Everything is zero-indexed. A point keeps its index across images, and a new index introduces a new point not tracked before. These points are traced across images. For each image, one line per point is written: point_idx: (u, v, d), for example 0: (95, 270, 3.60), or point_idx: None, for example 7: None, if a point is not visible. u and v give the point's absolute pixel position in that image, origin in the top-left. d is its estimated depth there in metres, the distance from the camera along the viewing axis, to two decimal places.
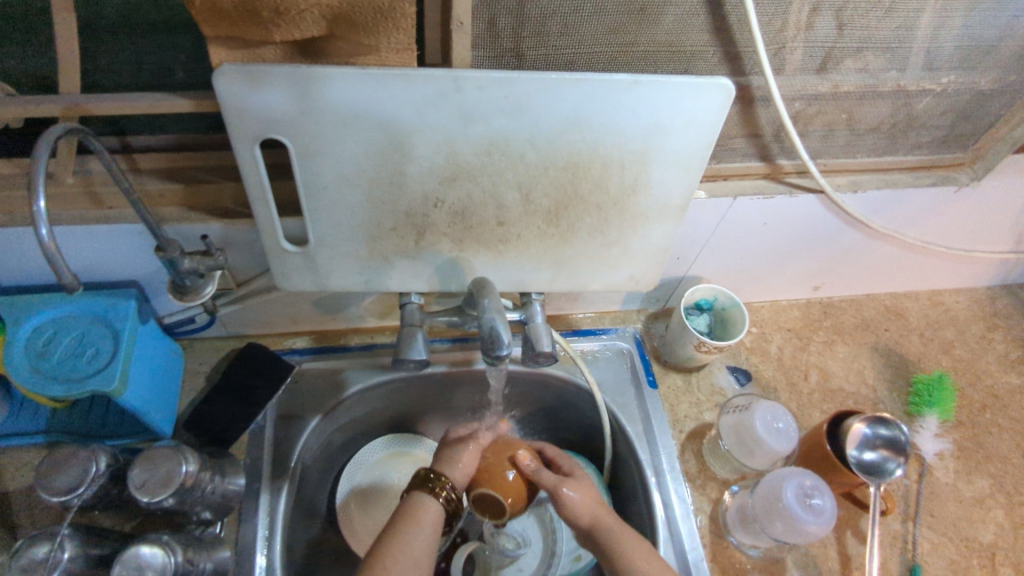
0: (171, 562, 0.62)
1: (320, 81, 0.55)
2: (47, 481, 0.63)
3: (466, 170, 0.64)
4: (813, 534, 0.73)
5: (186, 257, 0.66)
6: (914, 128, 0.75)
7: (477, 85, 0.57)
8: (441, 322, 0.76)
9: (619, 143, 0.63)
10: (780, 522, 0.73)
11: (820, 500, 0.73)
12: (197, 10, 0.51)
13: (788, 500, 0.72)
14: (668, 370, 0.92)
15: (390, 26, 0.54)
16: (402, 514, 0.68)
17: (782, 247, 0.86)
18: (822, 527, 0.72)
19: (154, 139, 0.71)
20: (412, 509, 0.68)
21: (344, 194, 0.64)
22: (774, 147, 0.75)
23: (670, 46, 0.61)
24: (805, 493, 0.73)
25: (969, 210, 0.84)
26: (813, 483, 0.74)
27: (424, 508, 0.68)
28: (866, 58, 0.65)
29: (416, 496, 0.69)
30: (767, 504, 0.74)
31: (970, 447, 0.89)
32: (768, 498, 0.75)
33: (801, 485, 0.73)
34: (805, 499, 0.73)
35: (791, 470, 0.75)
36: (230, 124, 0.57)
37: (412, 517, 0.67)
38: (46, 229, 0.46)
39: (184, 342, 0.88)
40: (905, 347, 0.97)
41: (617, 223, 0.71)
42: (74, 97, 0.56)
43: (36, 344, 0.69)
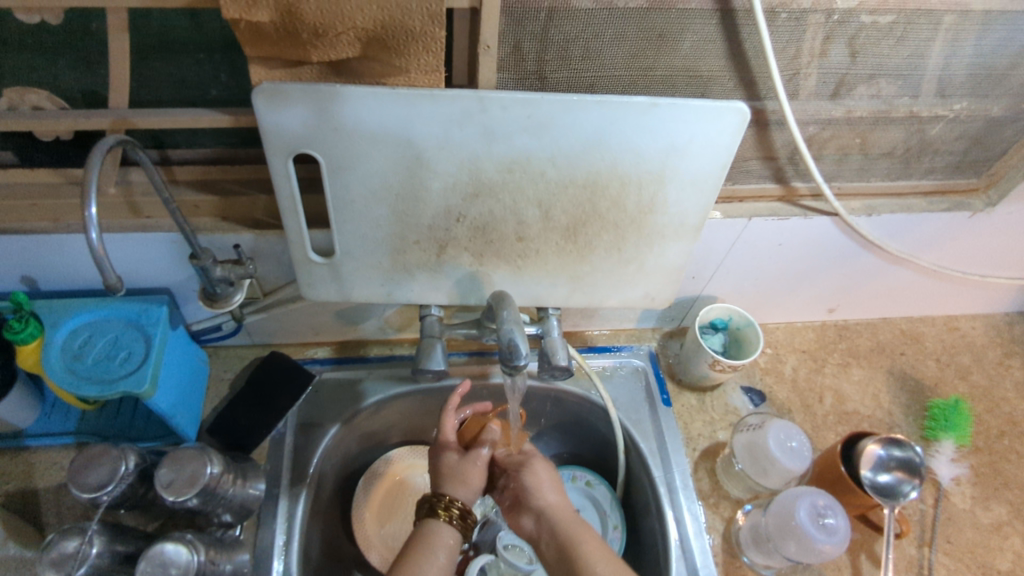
0: (194, 560, 0.64)
1: (352, 101, 0.58)
2: (79, 477, 0.65)
3: (489, 186, 0.66)
4: (827, 554, 0.73)
5: (218, 266, 0.69)
6: (927, 154, 0.76)
7: (501, 105, 0.60)
8: (460, 334, 0.78)
9: (637, 163, 0.65)
10: (794, 542, 0.73)
11: (834, 519, 0.73)
12: (241, 32, 0.55)
13: (802, 519, 0.73)
14: (683, 389, 0.93)
15: (420, 49, 0.56)
16: (416, 542, 0.72)
17: (797, 269, 0.87)
18: (835, 546, 0.72)
19: (191, 152, 0.74)
20: (430, 537, 0.72)
21: (370, 209, 0.67)
22: (788, 170, 0.77)
23: (687, 70, 0.64)
24: (818, 513, 0.73)
25: (985, 235, 0.85)
26: (826, 502, 0.74)
27: (440, 533, 0.73)
28: (878, 85, 0.66)
29: (428, 523, 0.74)
30: (780, 522, 0.74)
31: (988, 473, 0.89)
32: (780, 517, 0.75)
33: (814, 504, 0.74)
34: (817, 518, 0.73)
35: (804, 490, 0.75)
36: (267, 138, 0.60)
37: (426, 541, 0.72)
38: (96, 234, 0.49)
39: (209, 350, 0.91)
40: (921, 371, 0.97)
41: (634, 241, 0.72)
42: (122, 111, 0.60)
43: (72, 345, 0.72)
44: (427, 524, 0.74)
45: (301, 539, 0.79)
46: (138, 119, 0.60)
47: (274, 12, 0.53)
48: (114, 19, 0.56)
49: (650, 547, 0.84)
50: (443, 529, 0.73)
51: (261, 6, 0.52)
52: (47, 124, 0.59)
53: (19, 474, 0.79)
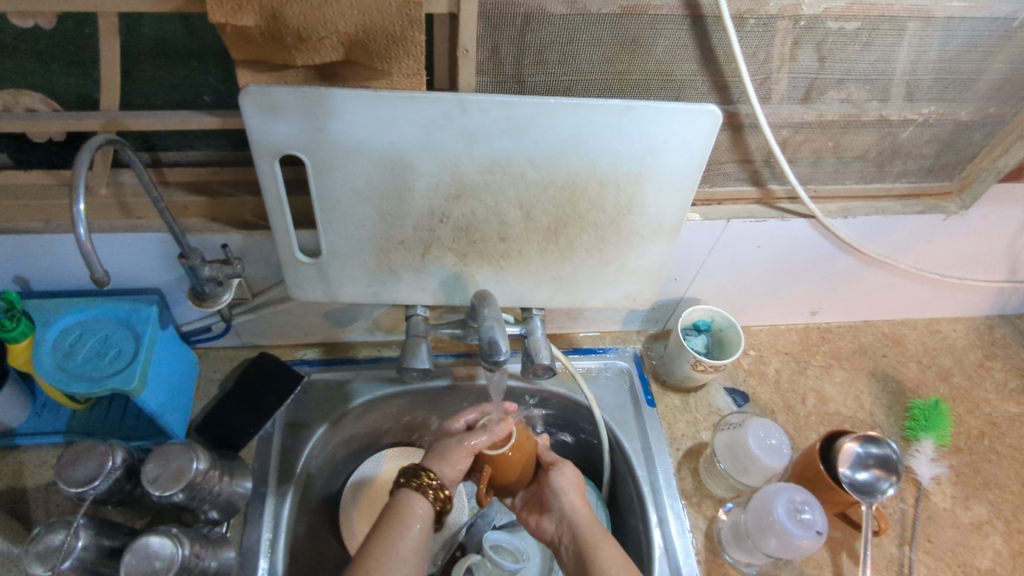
0: (178, 554, 0.65)
1: (336, 103, 0.60)
2: (66, 472, 0.66)
3: (471, 187, 0.68)
4: (806, 549, 0.74)
5: (206, 265, 0.70)
6: (900, 157, 0.78)
7: (481, 108, 0.62)
8: (445, 334, 0.79)
9: (614, 164, 0.67)
10: (773, 538, 0.74)
11: (811, 514, 0.74)
12: (228, 37, 0.57)
13: (779, 515, 0.74)
14: (667, 390, 0.94)
15: (401, 52, 0.58)
16: (389, 514, 0.72)
17: (777, 271, 0.89)
18: (812, 541, 0.73)
19: (182, 155, 0.76)
20: (401, 506, 0.73)
21: (355, 209, 0.69)
22: (765, 172, 0.78)
23: (661, 75, 0.66)
24: (795, 508, 0.74)
25: (961, 238, 0.87)
26: (803, 497, 0.75)
27: (414, 505, 0.73)
28: (848, 89, 0.68)
29: (403, 494, 0.74)
30: (758, 519, 0.75)
31: (968, 473, 0.90)
32: (758, 514, 0.76)
33: (791, 500, 0.75)
34: (794, 513, 0.74)
35: (782, 486, 0.76)
36: (253, 140, 0.62)
37: (399, 515, 0.72)
38: (84, 229, 0.51)
39: (199, 351, 0.92)
40: (903, 373, 0.99)
41: (614, 241, 0.74)
42: (114, 113, 0.62)
43: (63, 344, 0.73)
44: (403, 494, 0.74)
45: (287, 536, 0.80)
46: (130, 121, 0.62)
47: (259, 17, 0.55)
48: (106, 24, 0.58)
49: (634, 547, 0.84)
50: (416, 499, 0.73)
51: (247, 11, 0.54)
52: (40, 125, 0.61)
53: (9, 472, 0.79)
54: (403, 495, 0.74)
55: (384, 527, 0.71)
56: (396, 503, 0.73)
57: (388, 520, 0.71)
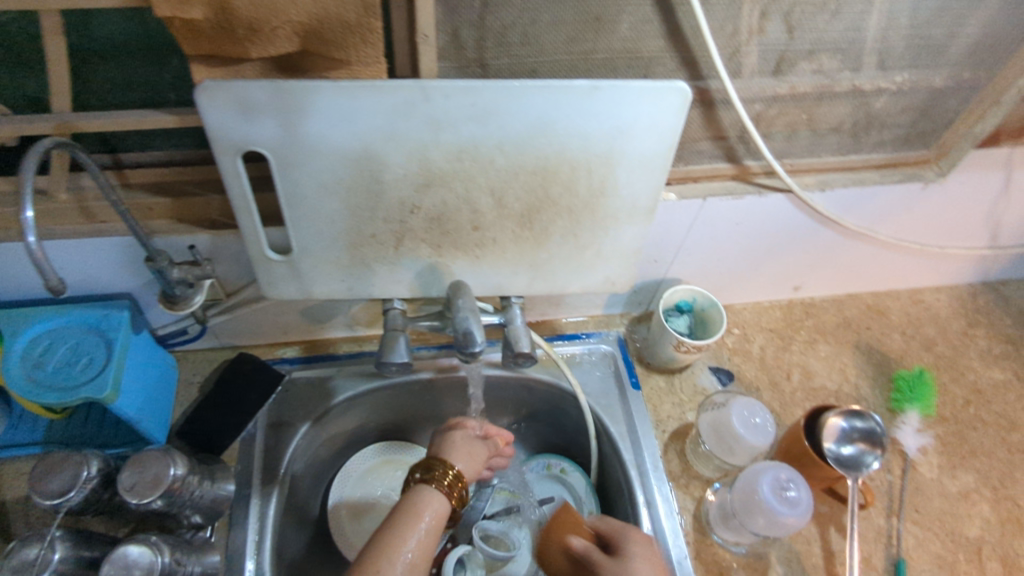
0: (158, 561, 0.64)
1: (294, 95, 0.58)
2: (40, 484, 0.65)
3: (439, 176, 0.66)
4: (792, 527, 0.74)
5: (174, 267, 0.69)
6: (876, 127, 0.77)
7: (444, 94, 0.60)
8: (423, 326, 0.78)
9: (585, 147, 0.65)
10: (761, 518, 0.74)
11: (796, 492, 0.74)
12: (178, 31, 0.55)
13: (764, 494, 0.73)
14: (651, 372, 0.94)
15: (359, 40, 0.57)
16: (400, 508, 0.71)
17: (757, 248, 0.88)
18: (798, 519, 0.73)
19: (143, 156, 0.73)
20: (413, 501, 0.72)
21: (323, 203, 0.67)
22: (740, 148, 0.77)
23: (628, 52, 0.64)
24: (780, 486, 0.74)
25: (940, 206, 0.86)
26: (788, 475, 0.75)
27: (427, 499, 0.72)
28: (819, 60, 0.67)
29: (416, 489, 0.73)
30: (745, 498, 0.75)
31: (954, 441, 0.90)
32: (744, 493, 0.75)
33: (776, 478, 0.74)
34: (780, 491, 0.74)
35: (767, 465, 0.76)
36: (212, 137, 0.60)
37: (409, 509, 0.70)
38: (33, 236, 0.49)
39: (176, 354, 0.91)
40: (887, 344, 0.98)
41: (589, 225, 0.73)
42: (66, 115, 0.60)
43: (32, 354, 0.72)
44: (417, 491, 0.73)
45: (274, 537, 0.79)
46: (82, 122, 0.60)
47: (208, 9, 0.53)
48: (48, 22, 0.56)
49: None
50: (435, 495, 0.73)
51: (194, 3, 0.52)
52: None
53: None
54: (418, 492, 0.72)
55: (393, 519, 0.69)
56: (406, 500, 0.72)
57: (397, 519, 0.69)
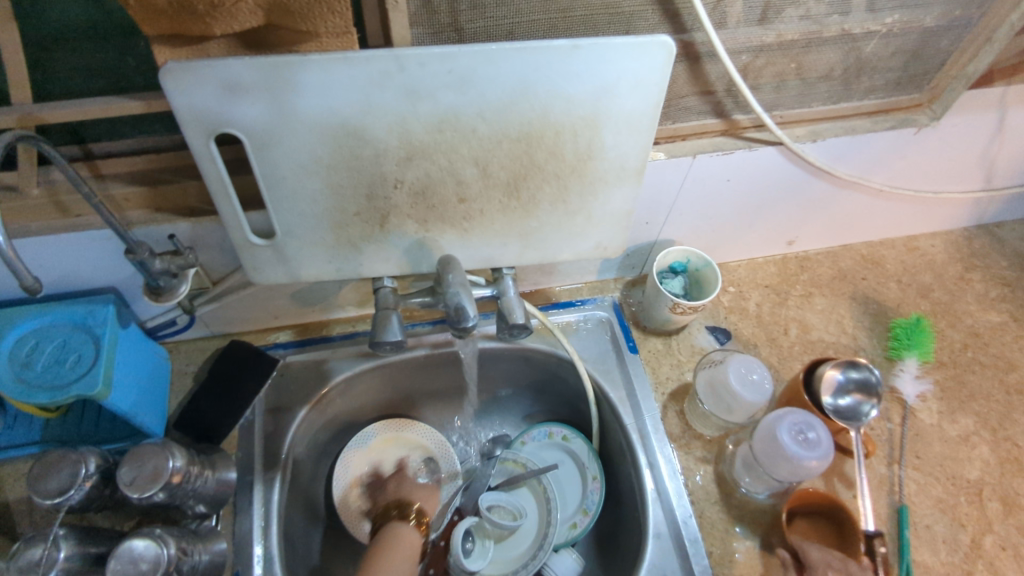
0: (164, 553, 0.63)
1: (263, 73, 0.56)
2: (38, 485, 0.64)
3: (421, 148, 0.64)
4: (816, 469, 0.73)
5: (156, 258, 0.67)
6: (866, 72, 0.75)
7: (419, 62, 0.58)
8: (416, 303, 0.77)
9: (568, 109, 0.63)
10: (783, 463, 0.73)
11: (814, 433, 0.73)
12: (134, 11, 0.52)
13: (783, 440, 0.73)
14: (648, 335, 0.93)
15: (325, 10, 0.54)
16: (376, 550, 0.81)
17: (749, 204, 0.87)
18: (821, 460, 0.72)
19: (115, 145, 0.71)
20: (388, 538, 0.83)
21: (303, 183, 0.65)
22: (728, 103, 0.75)
23: (609, 8, 0.62)
24: (798, 430, 0.74)
25: (933, 151, 0.84)
26: (803, 419, 0.74)
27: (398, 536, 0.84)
28: (806, 5, 0.65)
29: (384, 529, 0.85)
30: (767, 447, 0.74)
31: (953, 386, 0.90)
32: (766, 441, 0.75)
33: (793, 422, 0.74)
34: (799, 435, 0.73)
35: (782, 412, 0.76)
36: (182, 121, 0.58)
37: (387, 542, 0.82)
38: (3, 235, 0.47)
39: (168, 345, 0.90)
40: (883, 294, 0.98)
41: (577, 190, 0.71)
42: (27, 106, 0.58)
43: (20, 355, 0.71)
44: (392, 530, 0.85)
45: (280, 521, 0.80)
46: (45, 114, 0.58)
47: None
48: None
49: (629, 495, 0.84)
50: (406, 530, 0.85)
51: None
52: None
53: None
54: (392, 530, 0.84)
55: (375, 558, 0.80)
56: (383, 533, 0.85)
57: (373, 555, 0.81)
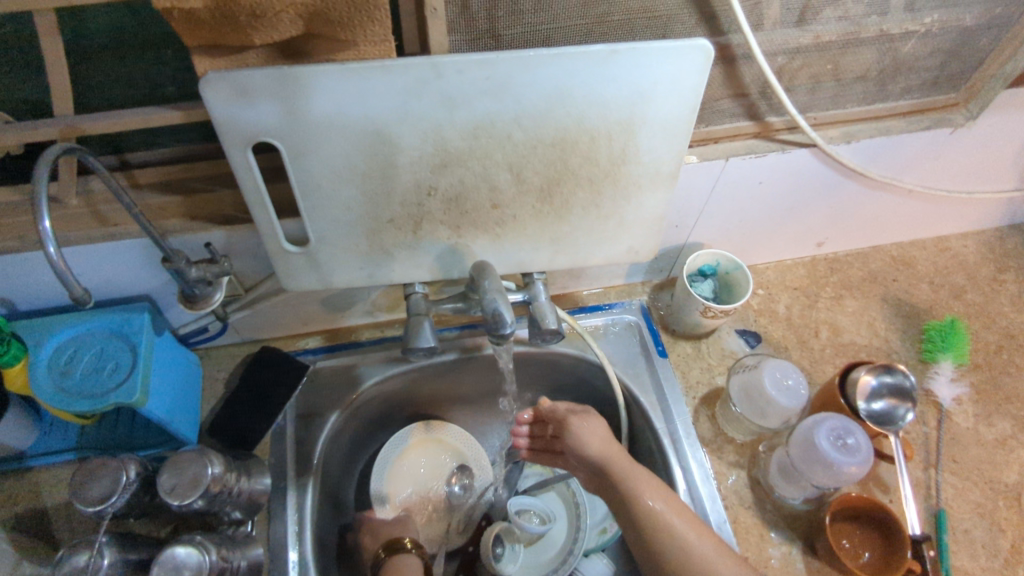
0: (206, 560, 0.64)
1: (302, 82, 0.56)
2: (81, 492, 0.65)
3: (456, 155, 0.64)
4: (854, 475, 0.73)
5: (193, 266, 0.67)
6: (903, 72, 0.74)
7: (457, 69, 0.58)
8: (447, 309, 0.77)
9: (605, 114, 0.63)
10: (822, 470, 0.72)
11: (854, 439, 0.73)
12: (177, 23, 0.52)
13: (824, 447, 0.72)
14: (677, 338, 0.93)
15: (365, 19, 0.54)
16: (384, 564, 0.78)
17: (780, 206, 0.86)
18: (860, 467, 0.72)
19: (150, 154, 0.72)
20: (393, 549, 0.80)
21: (338, 191, 0.66)
22: (761, 105, 0.75)
23: (645, 12, 0.61)
24: (838, 436, 0.73)
25: (969, 151, 0.83)
26: (843, 424, 0.74)
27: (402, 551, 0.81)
28: (845, 6, 0.64)
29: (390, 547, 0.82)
30: (806, 453, 0.74)
31: (988, 389, 0.89)
32: (804, 447, 0.74)
33: (832, 428, 0.74)
34: (838, 440, 0.73)
35: (819, 418, 0.75)
36: (221, 130, 0.58)
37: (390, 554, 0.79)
38: (54, 247, 0.48)
39: (199, 352, 0.91)
40: (915, 295, 0.97)
41: (611, 195, 0.71)
42: (70, 118, 0.58)
43: (58, 363, 0.71)
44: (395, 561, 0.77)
45: (313, 527, 0.80)
46: (88, 125, 0.58)
47: None
48: (44, 23, 0.54)
49: None
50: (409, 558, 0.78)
51: None
52: None
53: (26, 495, 0.79)
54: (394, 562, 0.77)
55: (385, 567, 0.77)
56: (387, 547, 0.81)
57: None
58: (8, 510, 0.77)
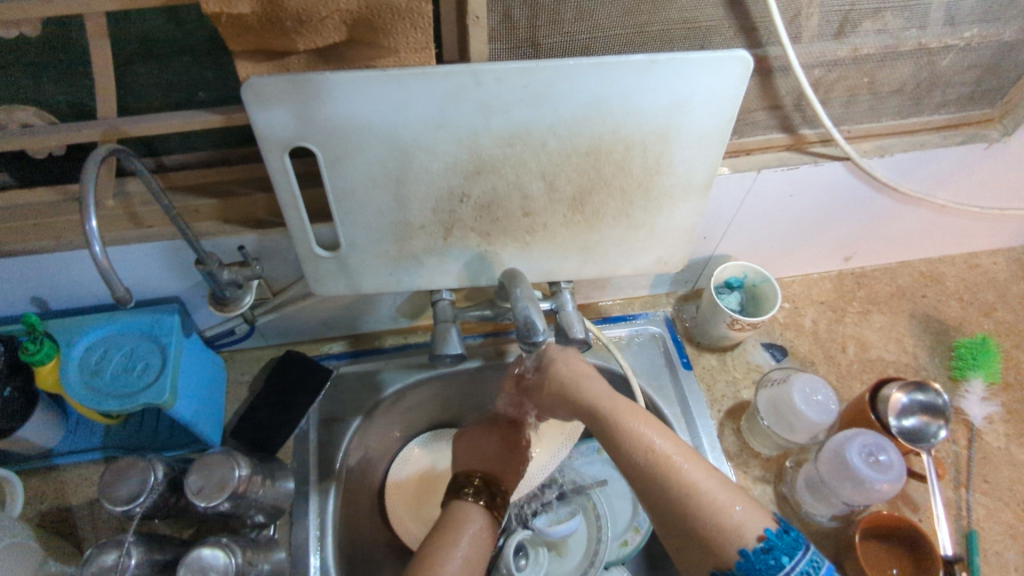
0: (232, 562, 0.64)
1: (344, 88, 0.57)
2: (109, 491, 0.65)
3: (490, 162, 0.65)
4: (886, 492, 0.72)
5: (225, 269, 0.68)
6: (939, 86, 0.74)
7: (496, 77, 0.58)
8: (474, 316, 0.77)
9: (640, 124, 0.63)
10: (853, 486, 0.71)
11: (886, 455, 0.72)
12: (224, 27, 0.53)
13: (855, 463, 0.71)
14: (702, 351, 0.92)
15: (407, 26, 0.54)
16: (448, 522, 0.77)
17: (810, 219, 0.85)
18: (892, 484, 0.71)
19: (186, 157, 0.73)
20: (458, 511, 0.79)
21: (372, 197, 0.66)
22: (795, 117, 0.75)
23: (684, 23, 0.61)
24: (869, 452, 0.72)
25: (1003, 166, 0.82)
26: (874, 440, 0.73)
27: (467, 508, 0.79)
28: (884, 19, 0.64)
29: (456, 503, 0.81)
30: (836, 470, 0.73)
31: (1020, 409, 0.87)
32: (834, 463, 0.73)
33: (864, 444, 0.72)
34: (870, 457, 0.72)
35: (850, 433, 0.74)
36: (260, 134, 0.59)
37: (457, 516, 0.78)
38: (100, 246, 0.49)
39: (225, 355, 0.91)
40: (944, 312, 0.96)
41: (642, 205, 0.71)
42: (112, 120, 0.59)
43: (89, 362, 0.72)
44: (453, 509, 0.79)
45: (335, 532, 0.80)
46: (130, 127, 0.59)
47: (255, 2, 0.51)
48: (94, 26, 0.54)
49: None
50: (472, 506, 0.79)
51: None
52: (38, 140, 0.59)
53: (51, 493, 0.79)
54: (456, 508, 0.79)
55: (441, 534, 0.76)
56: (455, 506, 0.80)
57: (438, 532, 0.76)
58: (33, 507, 0.78)
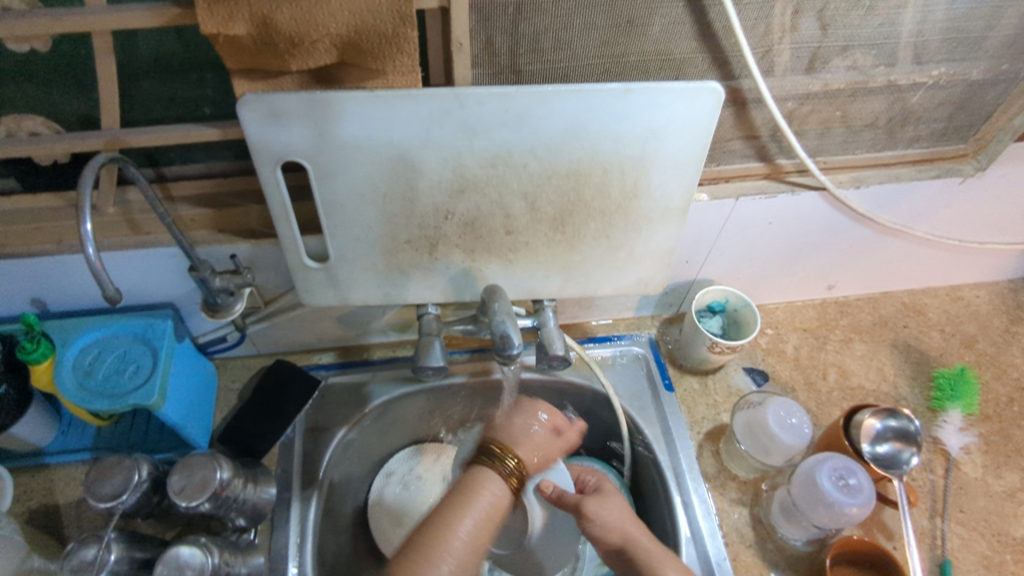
0: (209, 562, 0.66)
1: (334, 108, 0.60)
2: (95, 488, 0.67)
3: (473, 182, 0.67)
4: (856, 517, 0.73)
5: (217, 276, 0.70)
6: (912, 122, 0.76)
7: (479, 101, 0.61)
8: (457, 331, 0.79)
9: (617, 149, 0.66)
10: (823, 509, 0.72)
11: (856, 479, 0.73)
12: (221, 47, 0.56)
13: (825, 487, 0.72)
14: (685, 373, 0.93)
15: (395, 50, 0.57)
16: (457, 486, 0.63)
17: (790, 247, 0.87)
18: (862, 507, 0.72)
19: (185, 168, 0.76)
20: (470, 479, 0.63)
21: (360, 212, 0.69)
22: (772, 147, 0.77)
23: (659, 55, 0.65)
24: (839, 476, 0.74)
25: (979, 201, 0.85)
26: (844, 464, 0.74)
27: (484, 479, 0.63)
28: (853, 56, 0.67)
29: (477, 469, 0.64)
30: (807, 493, 0.74)
31: (998, 440, 0.88)
32: (805, 486, 0.74)
33: (833, 468, 0.74)
34: (840, 480, 0.73)
35: (821, 457, 0.76)
36: (254, 149, 0.62)
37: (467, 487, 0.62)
38: (93, 248, 0.51)
39: (217, 362, 0.93)
40: (925, 343, 0.97)
41: (621, 227, 0.73)
42: (115, 131, 0.62)
43: (82, 363, 0.74)
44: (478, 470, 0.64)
45: (315, 540, 0.81)
46: (131, 138, 0.62)
47: (250, 25, 0.54)
48: (101, 43, 0.58)
49: (660, 534, 0.84)
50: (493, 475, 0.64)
51: (238, 20, 0.54)
52: (44, 148, 0.62)
53: (40, 491, 0.80)
54: (477, 470, 0.64)
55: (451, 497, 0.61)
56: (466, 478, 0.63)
57: (455, 494, 0.61)
58: (21, 504, 0.79)
